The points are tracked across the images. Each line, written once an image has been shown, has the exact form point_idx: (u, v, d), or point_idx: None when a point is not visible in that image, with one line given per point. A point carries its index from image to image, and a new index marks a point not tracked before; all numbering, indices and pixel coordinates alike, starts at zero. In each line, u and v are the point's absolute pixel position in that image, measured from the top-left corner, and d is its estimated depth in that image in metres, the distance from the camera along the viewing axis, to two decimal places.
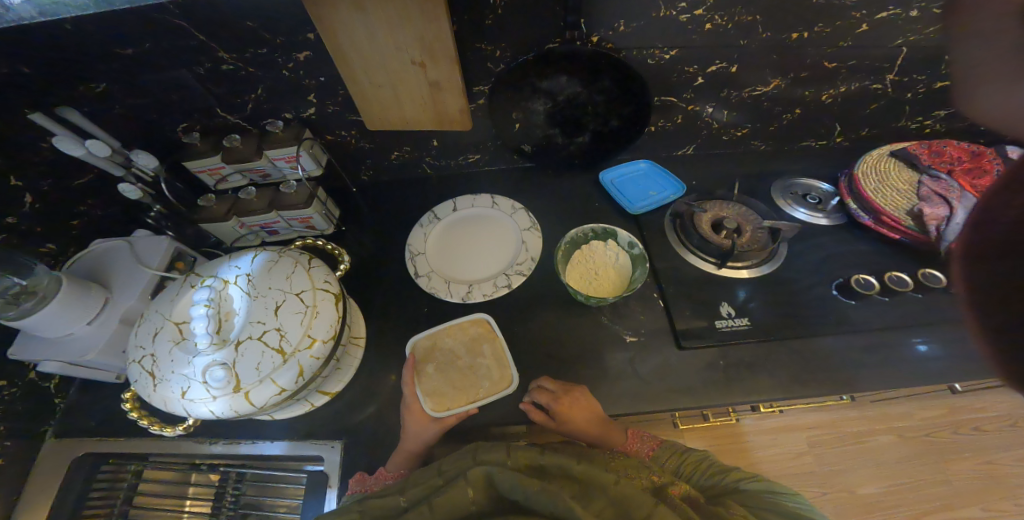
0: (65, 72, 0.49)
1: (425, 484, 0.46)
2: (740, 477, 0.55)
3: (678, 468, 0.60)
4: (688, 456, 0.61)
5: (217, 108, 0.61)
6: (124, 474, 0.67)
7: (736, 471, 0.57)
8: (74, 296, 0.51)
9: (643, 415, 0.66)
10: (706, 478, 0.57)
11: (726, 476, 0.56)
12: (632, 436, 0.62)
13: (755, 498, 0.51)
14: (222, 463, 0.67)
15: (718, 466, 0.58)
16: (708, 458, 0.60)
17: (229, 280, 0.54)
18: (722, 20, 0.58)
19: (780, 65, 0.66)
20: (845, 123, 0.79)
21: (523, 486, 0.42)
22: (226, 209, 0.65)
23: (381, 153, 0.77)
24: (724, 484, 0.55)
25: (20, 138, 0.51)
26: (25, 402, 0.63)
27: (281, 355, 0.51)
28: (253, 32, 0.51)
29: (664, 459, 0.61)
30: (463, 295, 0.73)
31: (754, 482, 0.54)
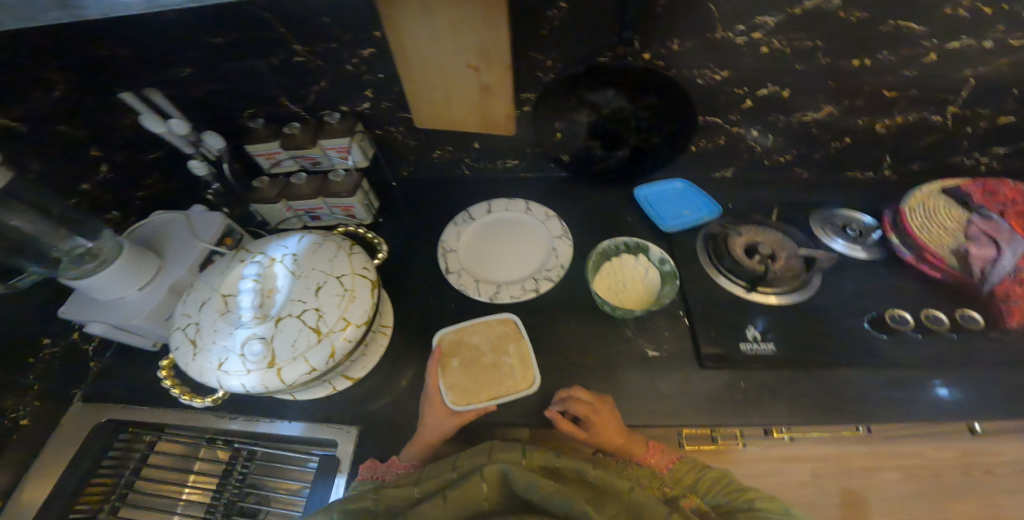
0: (154, 54, 0.53)
1: (440, 476, 0.45)
2: (758, 501, 0.54)
3: (692, 484, 0.57)
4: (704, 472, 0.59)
5: (281, 98, 0.64)
6: (138, 444, 0.67)
7: (752, 493, 0.55)
8: (132, 262, 0.53)
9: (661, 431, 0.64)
10: (721, 497, 0.56)
11: (745, 498, 0.55)
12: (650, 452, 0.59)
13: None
14: (237, 440, 0.67)
15: (735, 485, 0.57)
16: (726, 477, 0.58)
17: (275, 258, 0.56)
18: (780, 44, 0.59)
19: (835, 91, 0.66)
20: (893, 156, 0.78)
21: (537, 486, 0.41)
22: (277, 191, 0.68)
23: (425, 151, 0.80)
24: (739, 507, 0.54)
25: (102, 109, 0.55)
26: (62, 362, 0.65)
27: (317, 334, 0.53)
28: (327, 27, 0.55)
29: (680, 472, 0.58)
30: (491, 295, 0.73)
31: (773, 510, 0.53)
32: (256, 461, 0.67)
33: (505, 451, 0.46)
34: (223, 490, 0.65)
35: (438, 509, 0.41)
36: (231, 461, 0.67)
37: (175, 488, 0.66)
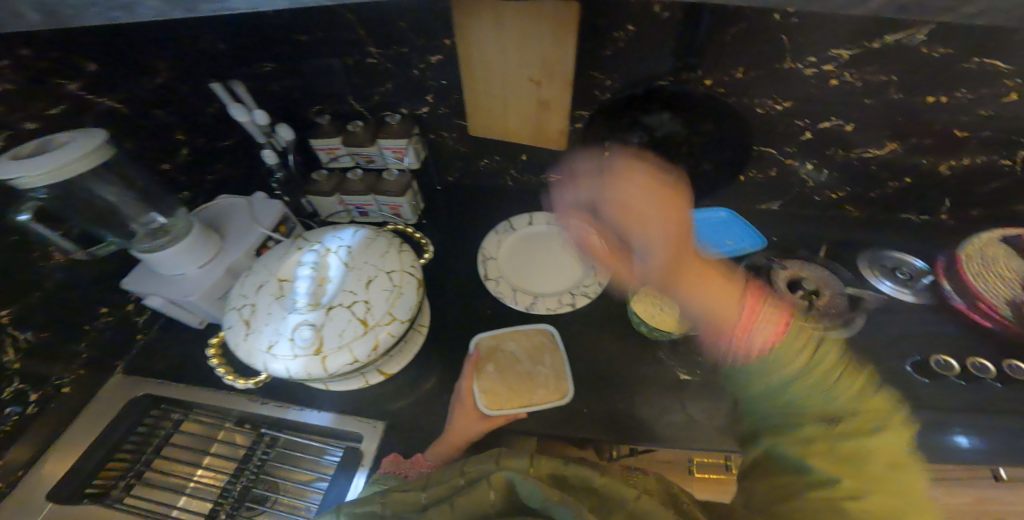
0: (249, 46, 0.59)
1: (447, 482, 0.44)
2: (867, 444, 0.37)
3: (798, 386, 0.41)
4: (819, 374, 0.41)
5: (347, 96, 0.70)
6: (166, 421, 0.67)
7: (863, 430, 0.38)
8: (196, 242, 0.57)
9: (799, 341, 0.42)
10: (823, 413, 0.40)
11: (854, 427, 0.38)
12: (745, 316, 0.45)
13: (852, 479, 0.36)
14: (266, 424, 0.67)
15: (860, 407, 0.39)
16: (854, 397, 0.40)
17: (331, 248, 0.58)
18: (851, 77, 0.58)
19: (900, 129, 0.65)
20: (953, 200, 0.77)
21: (544, 495, 0.38)
22: (332, 186, 0.74)
23: (473, 159, 0.82)
24: (834, 435, 0.38)
25: (195, 89, 0.60)
26: (114, 330, 0.67)
27: (363, 326, 0.54)
28: (403, 32, 0.59)
29: (785, 364, 0.42)
30: (528, 305, 0.74)
31: (882, 462, 0.36)
32: (279, 449, 0.67)
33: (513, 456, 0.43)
34: (240, 476, 0.63)
35: (444, 516, 0.40)
36: (251, 447, 0.66)
37: (188, 470, 0.65)
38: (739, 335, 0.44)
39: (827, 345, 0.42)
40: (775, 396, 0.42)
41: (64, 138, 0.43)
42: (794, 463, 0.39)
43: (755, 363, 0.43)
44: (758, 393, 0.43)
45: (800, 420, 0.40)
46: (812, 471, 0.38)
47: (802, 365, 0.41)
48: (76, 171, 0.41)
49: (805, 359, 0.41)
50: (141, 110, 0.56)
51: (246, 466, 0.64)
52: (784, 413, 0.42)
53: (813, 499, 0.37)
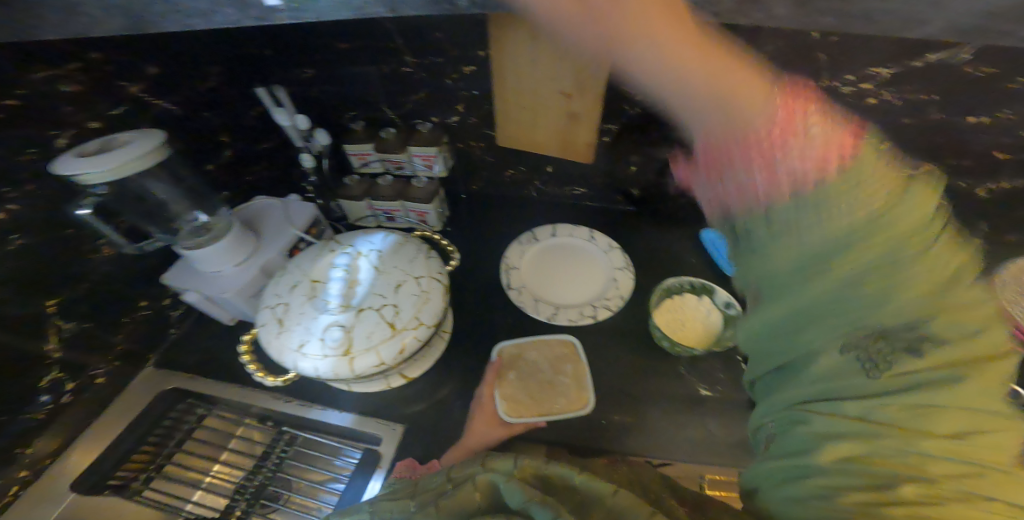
0: (295, 49, 0.63)
1: (432, 488, 0.41)
2: (948, 394, 0.28)
3: (868, 296, 0.29)
4: (901, 287, 0.29)
5: (381, 103, 0.72)
6: (188, 416, 0.68)
7: (944, 385, 0.28)
8: (233, 241, 0.59)
9: (882, 224, 0.29)
10: (900, 343, 0.29)
11: (932, 368, 0.28)
12: (799, 171, 0.32)
13: (916, 448, 0.27)
14: (285, 422, 0.68)
15: (950, 337, 0.28)
16: (944, 319, 0.28)
17: (362, 252, 0.60)
18: (891, 96, 0.56)
19: (936, 151, 0.64)
20: (991, 225, 0.75)
21: (526, 495, 0.36)
22: (362, 191, 0.77)
23: (499, 168, 0.84)
24: (904, 373, 0.28)
25: (238, 93, 0.64)
26: (151, 323, 0.69)
27: (391, 329, 0.55)
28: (438, 43, 0.60)
29: (849, 266, 0.30)
30: (549, 316, 0.74)
31: (958, 423, 0.27)
32: (296, 447, 0.67)
33: (497, 457, 0.40)
34: (257, 473, 0.64)
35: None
36: (271, 444, 0.67)
37: (204, 465, 0.65)
38: (753, 187, 0.34)
39: (918, 232, 0.30)
40: (828, 309, 0.30)
41: (125, 138, 0.46)
42: (832, 408, 0.30)
43: (804, 255, 0.31)
44: (795, 298, 0.31)
45: (845, 345, 0.30)
46: (859, 433, 0.29)
47: (873, 250, 0.29)
48: (136, 169, 0.44)
49: (884, 256, 0.29)
50: (190, 111, 0.61)
51: (264, 463, 0.65)
52: (836, 334, 0.30)
53: (848, 461, 0.29)
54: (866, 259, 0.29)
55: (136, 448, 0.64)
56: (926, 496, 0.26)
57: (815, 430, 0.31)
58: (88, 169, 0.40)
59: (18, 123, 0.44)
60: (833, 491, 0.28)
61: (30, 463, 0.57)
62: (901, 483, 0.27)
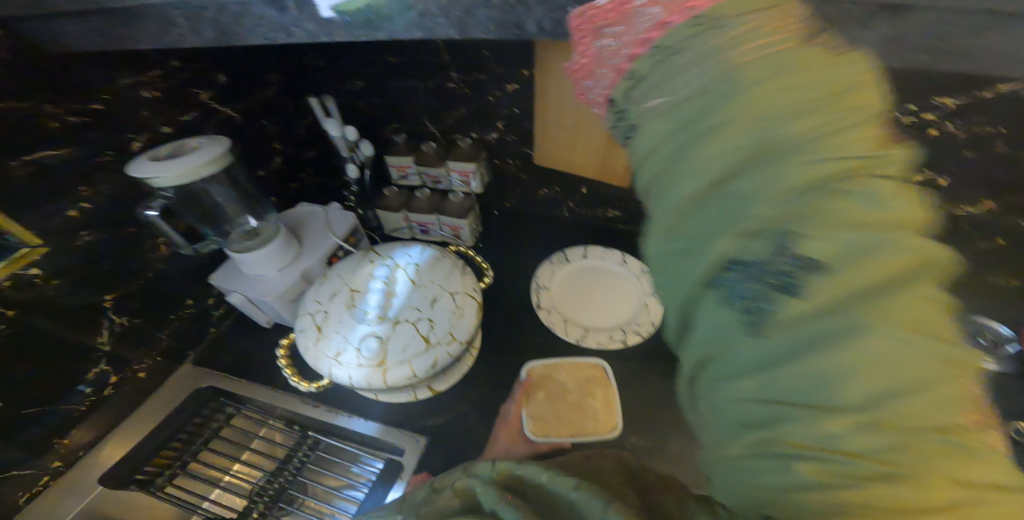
0: (348, 59, 0.67)
1: (419, 495, 0.44)
2: (866, 354, 0.17)
3: (730, 210, 0.21)
4: (771, 189, 0.20)
5: (424, 118, 0.75)
6: (219, 414, 0.69)
7: (859, 332, 0.17)
8: (278, 246, 0.62)
9: (752, 107, 0.21)
10: (778, 270, 0.19)
11: (844, 303, 0.18)
12: (672, 59, 0.24)
13: (824, 433, 0.18)
14: (309, 427, 0.68)
15: (842, 251, 0.18)
16: (848, 221, 0.19)
17: (400, 265, 0.62)
18: None
19: None
20: None
21: (497, 497, 0.36)
22: (399, 203, 0.79)
23: (533, 187, 0.84)
24: (790, 316, 0.18)
25: (292, 103, 0.73)
26: (194, 321, 0.72)
27: (425, 343, 0.55)
28: (485, 59, 0.63)
29: (708, 172, 0.22)
30: (578, 338, 0.73)
31: (883, 387, 0.17)
32: (318, 452, 0.67)
33: (478, 463, 0.41)
34: (278, 476, 0.64)
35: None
36: (294, 447, 0.67)
37: (226, 463, 0.67)
38: (621, 87, 0.27)
39: (813, 109, 0.21)
40: (701, 232, 0.22)
41: (194, 143, 0.49)
42: (720, 375, 0.21)
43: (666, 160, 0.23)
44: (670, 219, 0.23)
45: (708, 281, 0.21)
46: (758, 413, 0.19)
47: (734, 141, 0.21)
48: (202, 174, 0.46)
49: (750, 152, 0.21)
50: (247, 118, 0.67)
51: (285, 466, 0.65)
52: (701, 265, 0.21)
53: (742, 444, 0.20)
54: (730, 155, 0.21)
55: (165, 445, 0.65)
56: (860, 485, 0.17)
57: (709, 408, 0.22)
58: (151, 176, 0.43)
59: (101, 125, 0.50)
60: (749, 480, 0.20)
61: (66, 453, 0.58)
62: (805, 468, 0.18)
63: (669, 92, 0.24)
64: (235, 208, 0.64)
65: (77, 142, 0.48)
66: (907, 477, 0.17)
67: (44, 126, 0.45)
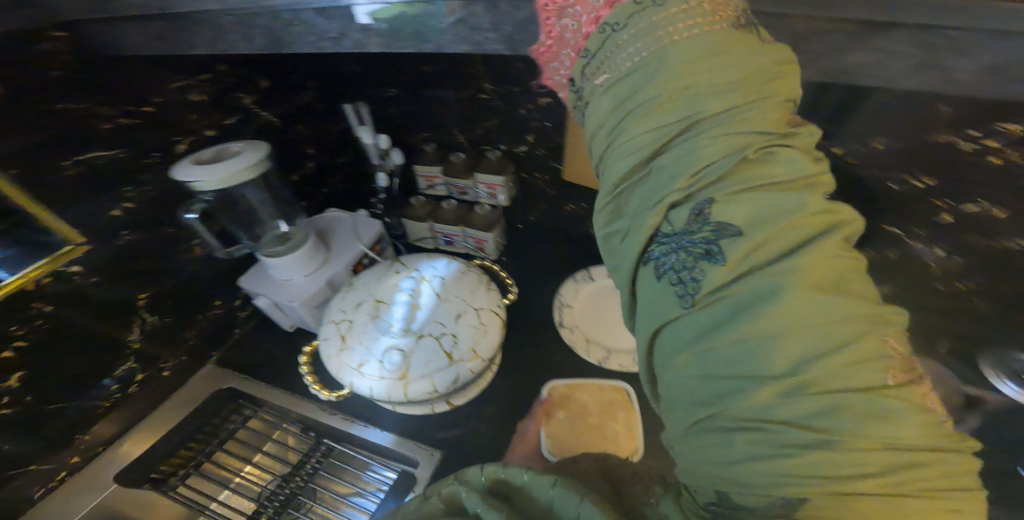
0: (384, 68, 0.68)
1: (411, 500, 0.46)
2: (783, 315, 0.21)
3: (661, 184, 0.26)
4: (688, 165, 0.25)
5: (455, 128, 0.75)
6: (236, 415, 0.69)
7: (773, 292, 0.21)
8: (307, 251, 0.62)
9: (683, 82, 0.26)
10: (700, 237, 0.24)
11: (757, 269, 0.22)
12: (617, 38, 0.28)
13: (756, 398, 0.21)
14: (323, 433, 0.67)
15: (750, 219, 0.23)
16: (756, 194, 0.24)
17: (426, 277, 0.61)
18: None
19: None
20: None
21: (480, 501, 0.39)
22: (426, 213, 0.78)
23: (560, 203, 0.84)
24: (713, 284, 0.23)
25: (328, 109, 0.74)
26: (220, 322, 0.72)
27: (448, 358, 0.54)
28: (519, 72, 0.63)
29: (647, 149, 0.26)
30: (600, 359, 0.70)
31: (801, 348, 0.21)
32: (331, 459, 0.65)
33: (468, 469, 0.44)
34: (288, 482, 0.63)
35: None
36: (307, 453, 0.66)
37: (238, 465, 0.65)
38: (579, 66, 0.31)
39: (731, 92, 0.25)
40: (640, 208, 0.27)
41: (236, 149, 0.50)
42: (669, 348, 0.25)
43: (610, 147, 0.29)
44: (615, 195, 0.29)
45: (644, 251, 0.27)
46: (706, 387, 0.23)
47: (665, 119, 0.26)
48: (245, 176, 0.47)
49: (678, 127, 0.26)
50: (284, 122, 0.69)
51: (297, 471, 0.64)
52: (640, 235, 0.27)
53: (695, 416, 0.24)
54: (664, 132, 0.26)
55: (180, 446, 0.64)
56: (789, 452, 0.21)
57: (663, 375, 0.26)
58: (195, 179, 0.44)
59: (148, 127, 0.52)
60: (702, 447, 0.24)
61: (84, 449, 0.58)
62: (737, 435, 0.22)
63: (612, 71, 0.28)
64: (266, 211, 0.64)
65: (127, 144, 0.51)
66: (826, 431, 0.20)
67: (96, 127, 0.47)
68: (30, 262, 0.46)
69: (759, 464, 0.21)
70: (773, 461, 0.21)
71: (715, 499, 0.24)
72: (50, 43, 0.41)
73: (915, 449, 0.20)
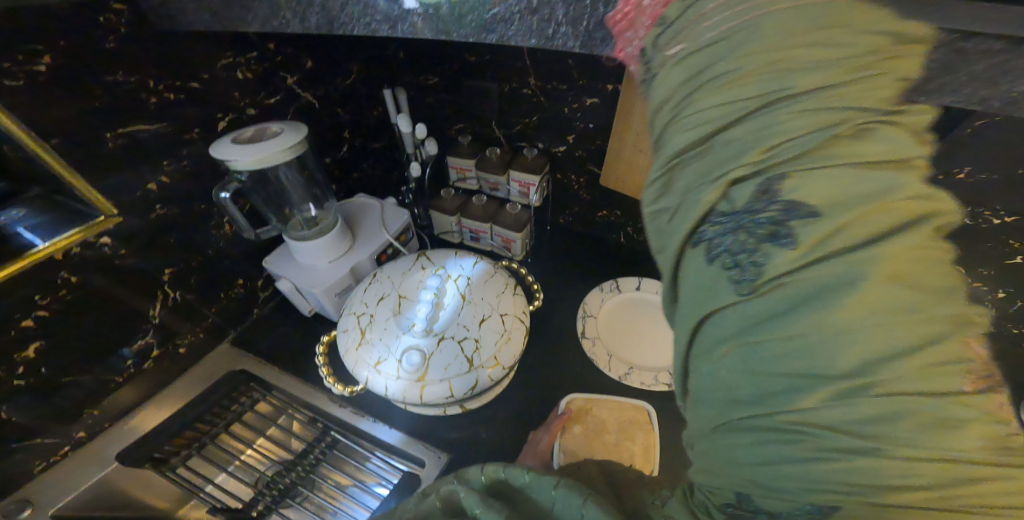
0: (429, 55, 0.66)
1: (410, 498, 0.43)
2: (859, 310, 0.16)
3: (721, 158, 0.20)
4: (764, 138, 0.19)
5: (494, 123, 0.73)
6: (244, 397, 0.67)
7: (854, 283, 0.17)
8: (333, 239, 0.60)
9: (773, 50, 0.19)
10: (765, 219, 0.18)
11: (836, 258, 0.17)
12: (701, 7, 0.21)
13: (806, 402, 0.18)
14: (328, 424, 0.65)
15: (837, 200, 0.17)
16: (851, 167, 0.17)
17: (451, 276, 0.59)
18: None
19: None
20: None
21: (478, 502, 0.36)
22: (455, 207, 0.76)
23: (594, 207, 0.81)
24: (777, 270, 0.18)
25: (367, 92, 0.72)
26: (241, 301, 0.71)
27: (468, 363, 0.52)
28: (568, 69, 0.60)
29: (709, 124, 0.20)
30: (620, 375, 0.68)
31: (873, 350, 0.16)
32: (335, 452, 0.64)
33: (469, 470, 0.41)
34: (289, 470, 0.62)
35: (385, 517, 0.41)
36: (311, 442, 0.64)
37: (243, 445, 0.65)
38: (652, 36, 0.24)
39: (838, 56, 0.18)
40: (691, 183, 0.21)
41: (276, 129, 0.48)
42: (710, 339, 0.21)
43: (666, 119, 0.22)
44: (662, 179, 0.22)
45: (693, 239, 0.21)
46: (747, 387, 0.19)
47: (742, 88, 0.19)
48: (280, 158, 0.45)
49: (755, 99, 0.19)
50: (324, 104, 0.67)
51: (301, 459, 0.63)
52: (690, 219, 0.21)
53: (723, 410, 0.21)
54: (736, 107, 0.19)
55: (185, 427, 0.62)
56: (828, 453, 0.18)
57: (695, 369, 0.22)
58: (232, 157, 0.42)
59: (191, 103, 0.50)
60: (729, 446, 0.21)
61: (91, 425, 0.58)
62: (779, 437, 0.19)
63: (689, 39, 0.21)
64: (297, 195, 0.63)
65: (172, 118, 0.49)
66: (871, 440, 0.17)
67: (142, 101, 0.46)
68: (61, 230, 0.46)
69: (795, 469, 0.19)
70: (811, 464, 0.18)
71: (735, 502, 0.22)
72: (108, 15, 0.41)
73: (989, 467, 0.17)
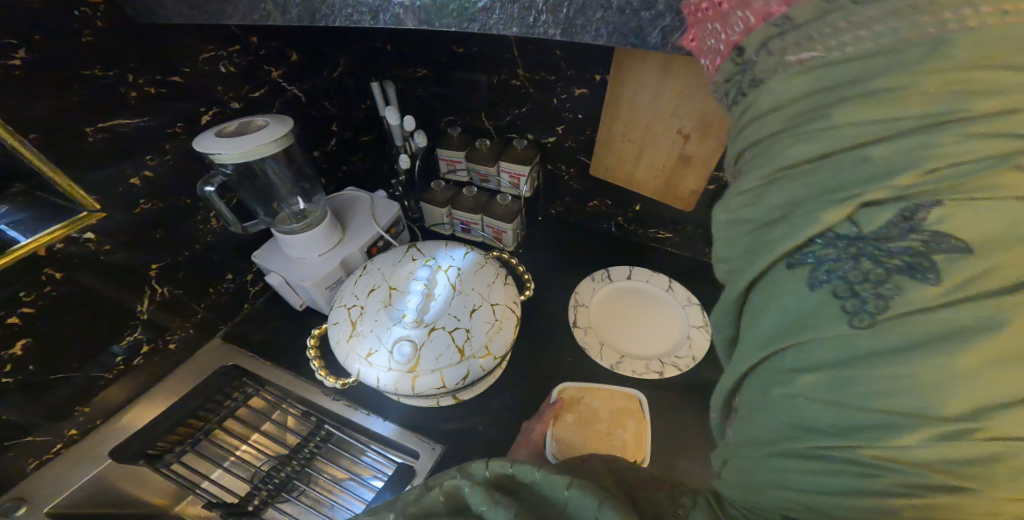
0: (416, 46, 0.66)
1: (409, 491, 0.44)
2: (982, 356, 0.16)
3: (855, 175, 0.19)
4: (916, 157, 0.18)
5: (483, 114, 0.73)
6: (237, 393, 0.67)
7: (988, 327, 0.16)
8: (322, 232, 0.60)
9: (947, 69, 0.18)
10: (899, 249, 0.18)
11: (982, 299, 0.17)
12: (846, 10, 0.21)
13: (904, 440, 0.18)
14: (321, 418, 0.65)
15: (993, 236, 0.17)
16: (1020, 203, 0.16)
17: (442, 266, 0.59)
18: None
19: None
20: None
21: (484, 498, 0.36)
22: (445, 198, 0.76)
23: (584, 197, 0.81)
24: (912, 305, 0.18)
25: (354, 84, 0.72)
26: (231, 295, 0.71)
27: (459, 354, 0.52)
28: (555, 59, 0.60)
29: (841, 139, 0.20)
30: (612, 363, 0.69)
31: (985, 394, 0.16)
32: (330, 445, 0.64)
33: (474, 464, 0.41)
34: (285, 464, 0.63)
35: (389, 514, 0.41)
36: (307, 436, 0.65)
37: (236, 441, 0.65)
38: (760, 34, 0.24)
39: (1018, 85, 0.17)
40: (812, 201, 0.20)
41: (261, 122, 0.48)
42: (790, 365, 0.21)
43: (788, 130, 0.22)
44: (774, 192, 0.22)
45: (795, 255, 0.21)
46: (833, 417, 0.20)
47: (896, 107, 0.19)
48: (265, 151, 0.45)
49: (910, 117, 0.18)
50: (311, 98, 0.67)
51: (297, 453, 0.63)
52: (806, 226, 0.20)
53: (785, 436, 0.22)
54: (886, 122, 0.19)
55: (177, 423, 0.62)
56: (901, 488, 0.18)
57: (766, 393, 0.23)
58: (215, 151, 0.42)
59: (175, 97, 0.50)
60: (783, 469, 0.22)
61: (82, 423, 0.57)
62: (851, 466, 0.19)
63: (822, 45, 0.21)
64: (285, 190, 0.63)
65: (154, 113, 0.49)
66: (956, 478, 0.18)
67: (123, 95, 0.46)
68: (45, 226, 0.45)
69: (859, 499, 0.19)
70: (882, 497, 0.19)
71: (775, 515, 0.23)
72: (84, 9, 0.40)
73: None
